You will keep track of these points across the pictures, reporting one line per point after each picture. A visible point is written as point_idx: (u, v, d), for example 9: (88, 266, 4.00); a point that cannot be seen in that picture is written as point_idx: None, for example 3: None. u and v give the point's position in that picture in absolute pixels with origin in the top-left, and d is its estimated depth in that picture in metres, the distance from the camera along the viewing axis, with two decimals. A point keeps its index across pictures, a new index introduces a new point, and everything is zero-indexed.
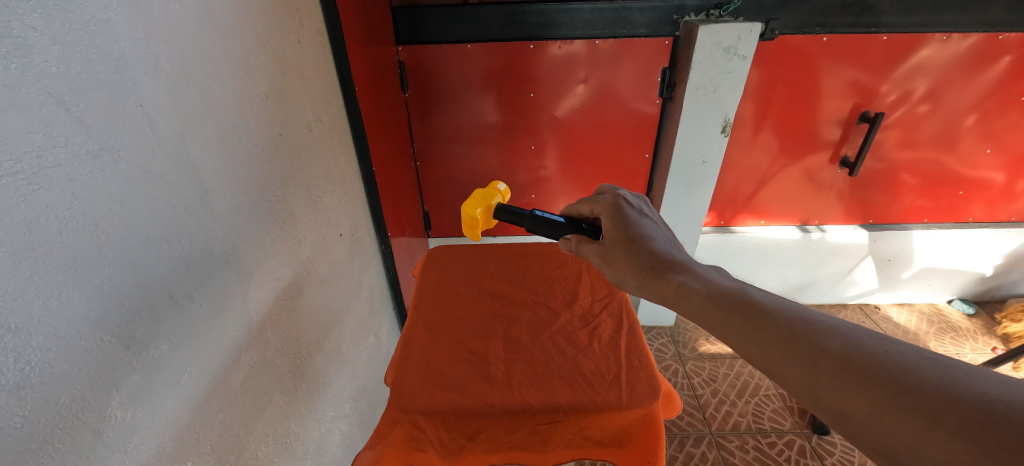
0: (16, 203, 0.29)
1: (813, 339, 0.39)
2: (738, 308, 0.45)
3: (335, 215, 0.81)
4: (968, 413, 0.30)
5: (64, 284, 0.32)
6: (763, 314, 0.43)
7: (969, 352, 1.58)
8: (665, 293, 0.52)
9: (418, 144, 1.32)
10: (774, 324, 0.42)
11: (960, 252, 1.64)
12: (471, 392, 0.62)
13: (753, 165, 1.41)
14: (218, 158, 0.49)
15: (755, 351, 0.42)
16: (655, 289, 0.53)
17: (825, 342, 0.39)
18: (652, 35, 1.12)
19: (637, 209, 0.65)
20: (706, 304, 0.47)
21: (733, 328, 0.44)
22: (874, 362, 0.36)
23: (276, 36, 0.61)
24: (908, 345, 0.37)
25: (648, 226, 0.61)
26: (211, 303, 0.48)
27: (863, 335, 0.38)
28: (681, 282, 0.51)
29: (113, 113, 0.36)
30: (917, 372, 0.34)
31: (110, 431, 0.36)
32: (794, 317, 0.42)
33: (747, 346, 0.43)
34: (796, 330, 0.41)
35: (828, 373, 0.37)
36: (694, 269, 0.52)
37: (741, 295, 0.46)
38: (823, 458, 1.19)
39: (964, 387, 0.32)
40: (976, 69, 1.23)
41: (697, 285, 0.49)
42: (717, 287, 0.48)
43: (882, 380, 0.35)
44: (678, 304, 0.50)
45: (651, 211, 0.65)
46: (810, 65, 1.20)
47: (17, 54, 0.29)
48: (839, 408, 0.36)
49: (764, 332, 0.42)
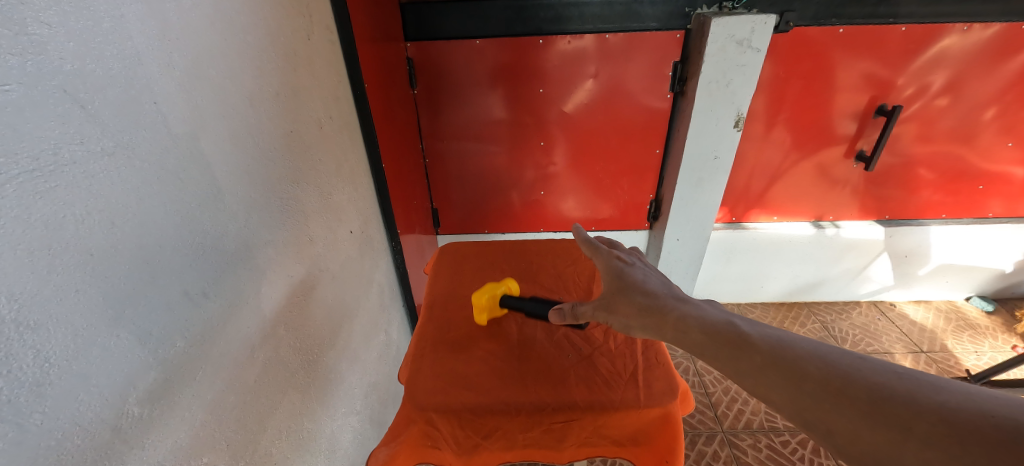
0: (31, 200, 0.29)
1: (795, 362, 0.39)
2: (730, 337, 0.45)
3: (346, 212, 0.80)
4: (934, 422, 0.32)
5: (81, 281, 0.33)
6: (750, 342, 0.43)
7: (988, 350, 1.54)
8: (665, 331, 0.50)
9: (427, 141, 1.32)
10: (760, 350, 0.42)
11: (979, 248, 1.60)
12: (485, 391, 0.61)
13: (765, 161, 1.39)
14: (231, 157, 0.49)
15: (746, 378, 0.42)
16: (655, 327, 0.52)
17: (805, 364, 0.39)
18: (663, 28, 1.10)
19: (629, 258, 0.64)
20: (702, 339, 0.46)
21: (727, 357, 0.44)
22: (851, 381, 0.36)
23: (287, 33, 0.61)
24: (878, 361, 0.37)
25: (642, 272, 0.60)
26: (225, 301, 0.48)
27: (839, 355, 0.39)
28: (678, 316, 0.50)
29: (128, 110, 0.36)
30: (887, 387, 0.35)
31: (128, 428, 0.36)
32: (777, 342, 0.42)
33: (740, 376, 0.42)
34: (779, 355, 0.41)
35: (812, 394, 0.37)
36: (689, 303, 0.52)
37: (732, 325, 0.46)
38: (839, 457, 1.16)
39: (929, 397, 0.33)
40: (997, 60, 1.19)
41: (691, 319, 0.48)
42: (709, 320, 0.47)
43: (857, 397, 0.35)
44: (677, 339, 0.49)
45: (642, 261, 0.65)
46: (825, 58, 1.17)
47: (33, 50, 0.30)
48: (827, 427, 0.36)
49: (752, 360, 0.42)
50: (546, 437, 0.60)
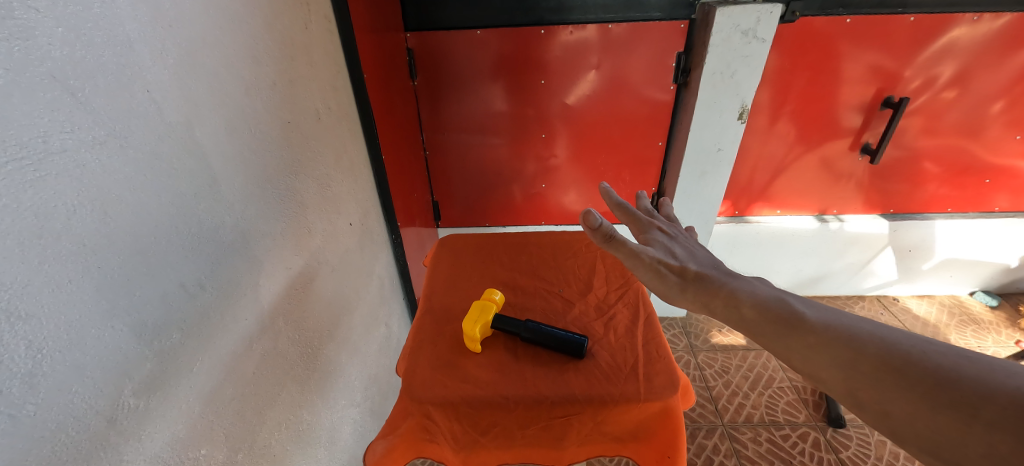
0: (21, 190, 0.29)
1: (850, 342, 0.38)
2: (782, 315, 0.43)
3: (345, 204, 0.80)
4: (1004, 405, 0.29)
5: (74, 272, 0.32)
6: (802, 321, 0.42)
7: (992, 345, 1.52)
8: (713, 305, 0.50)
9: (427, 133, 1.30)
10: (813, 329, 0.40)
11: (985, 242, 1.58)
12: (483, 384, 0.61)
13: (769, 154, 1.37)
14: (227, 146, 0.48)
15: (796, 357, 0.40)
16: (703, 298, 0.51)
17: (862, 345, 0.37)
18: (667, 18, 1.08)
19: (672, 234, 0.64)
20: (754, 313, 0.45)
21: (777, 335, 0.42)
22: (911, 362, 0.34)
23: (284, 21, 0.60)
24: (947, 346, 0.35)
25: (688, 248, 0.61)
26: (222, 292, 0.48)
27: (900, 338, 0.37)
28: (730, 291, 0.49)
29: (121, 99, 0.35)
30: (953, 371, 0.32)
31: (124, 420, 0.36)
32: (832, 323, 0.40)
33: (788, 353, 0.41)
34: (835, 336, 0.39)
35: (867, 375, 0.35)
36: (741, 280, 0.51)
37: (786, 305, 0.44)
38: (839, 451, 1.16)
39: (1001, 380, 0.30)
40: (1007, 51, 1.17)
41: (743, 294, 0.47)
42: (762, 297, 0.46)
43: (918, 379, 0.33)
44: (727, 314, 0.48)
45: (686, 239, 0.65)
46: (832, 48, 1.15)
47: (21, 36, 0.29)
48: (882, 408, 0.34)
49: (804, 338, 0.40)
50: (545, 433, 0.60)
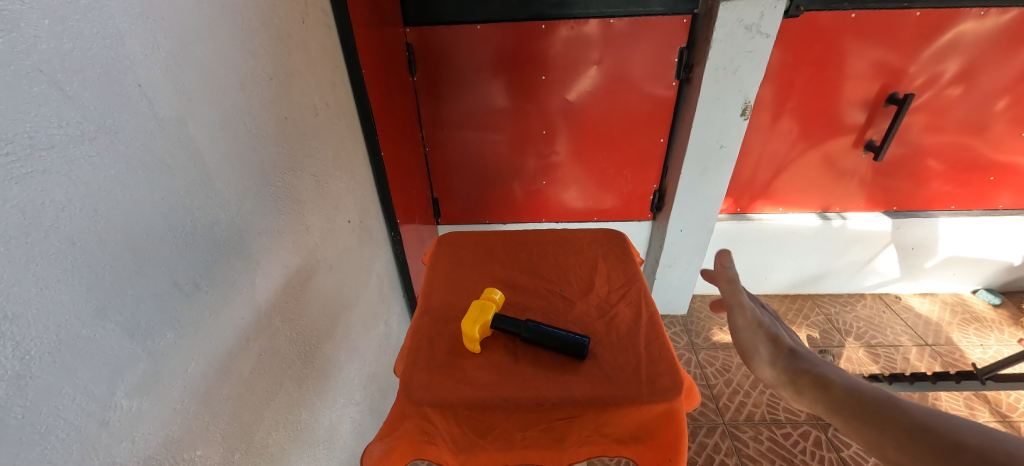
0: (8, 187, 0.28)
1: (947, 434, 0.37)
2: (875, 402, 0.43)
3: (344, 201, 0.79)
4: None
5: (63, 271, 0.31)
6: (896, 407, 0.41)
7: (994, 343, 1.51)
8: (802, 384, 0.49)
9: (427, 129, 1.29)
10: (907, 415, 0.40)
11: (989, 240, 1.57)
12: (483, 386, 0.60)
13: (772, 151, 1.36)
14: (221, 142, 0.47)
15: (891, 446, 0.39)
16: (794, 375, 0.50)
17: (962, 437, 0.36)
18: (670, 13, 1.07)
19: (764, 308, 0.63)
20: (846, 395, 0.45)
21: (869, 422, 0.41)
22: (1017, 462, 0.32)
23: (280, 15, 0.59)
24: None
25: (779, 326, 0.59)
26: (218, 291, 0.47)
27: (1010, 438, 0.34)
28: (822, 372, 0.49)
29: (111, 93, 0.35)
30: None
31: (116, 421, 0.36)
32: (930, 415, 0.39)
33: (884, 445, 0.40)
34: (932, 430, 0.38)
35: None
36: (837, 368, 0.50)
37: (886, 395, 0.44)
38: (840, 450, 1.16)
39: None
40: (1014, 47, 1.15)
41: (836, 379, 0.47)
42: (860, 386, 0.45)
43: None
44: (821, 396, 0.47)
45: (779, 321, 0.63)
46: (836, 44, 1.14)
47: (5, 27, 0.28)
48: None
49: (900, 426, 0.39)
50: (545, 436, 0.60)
